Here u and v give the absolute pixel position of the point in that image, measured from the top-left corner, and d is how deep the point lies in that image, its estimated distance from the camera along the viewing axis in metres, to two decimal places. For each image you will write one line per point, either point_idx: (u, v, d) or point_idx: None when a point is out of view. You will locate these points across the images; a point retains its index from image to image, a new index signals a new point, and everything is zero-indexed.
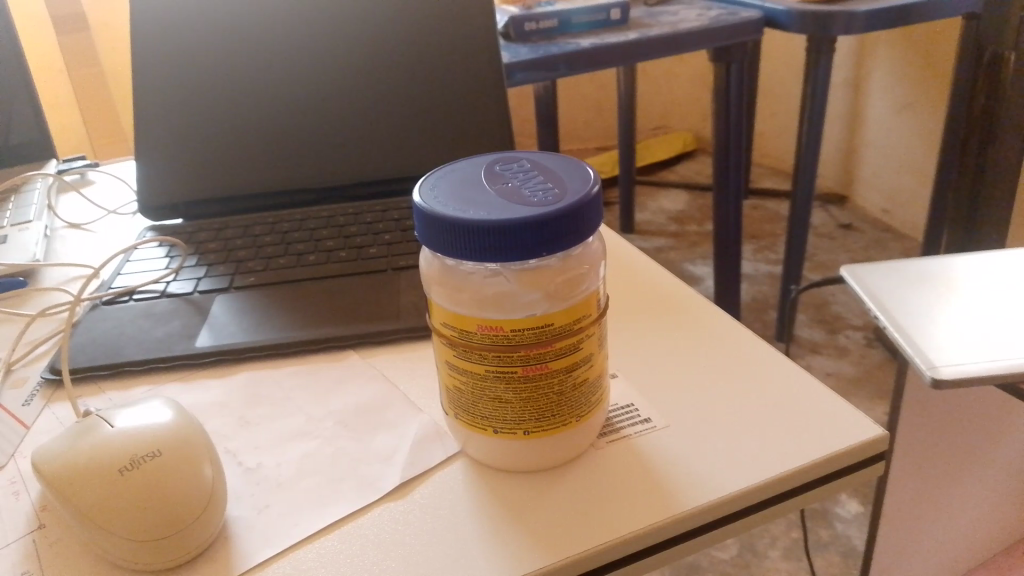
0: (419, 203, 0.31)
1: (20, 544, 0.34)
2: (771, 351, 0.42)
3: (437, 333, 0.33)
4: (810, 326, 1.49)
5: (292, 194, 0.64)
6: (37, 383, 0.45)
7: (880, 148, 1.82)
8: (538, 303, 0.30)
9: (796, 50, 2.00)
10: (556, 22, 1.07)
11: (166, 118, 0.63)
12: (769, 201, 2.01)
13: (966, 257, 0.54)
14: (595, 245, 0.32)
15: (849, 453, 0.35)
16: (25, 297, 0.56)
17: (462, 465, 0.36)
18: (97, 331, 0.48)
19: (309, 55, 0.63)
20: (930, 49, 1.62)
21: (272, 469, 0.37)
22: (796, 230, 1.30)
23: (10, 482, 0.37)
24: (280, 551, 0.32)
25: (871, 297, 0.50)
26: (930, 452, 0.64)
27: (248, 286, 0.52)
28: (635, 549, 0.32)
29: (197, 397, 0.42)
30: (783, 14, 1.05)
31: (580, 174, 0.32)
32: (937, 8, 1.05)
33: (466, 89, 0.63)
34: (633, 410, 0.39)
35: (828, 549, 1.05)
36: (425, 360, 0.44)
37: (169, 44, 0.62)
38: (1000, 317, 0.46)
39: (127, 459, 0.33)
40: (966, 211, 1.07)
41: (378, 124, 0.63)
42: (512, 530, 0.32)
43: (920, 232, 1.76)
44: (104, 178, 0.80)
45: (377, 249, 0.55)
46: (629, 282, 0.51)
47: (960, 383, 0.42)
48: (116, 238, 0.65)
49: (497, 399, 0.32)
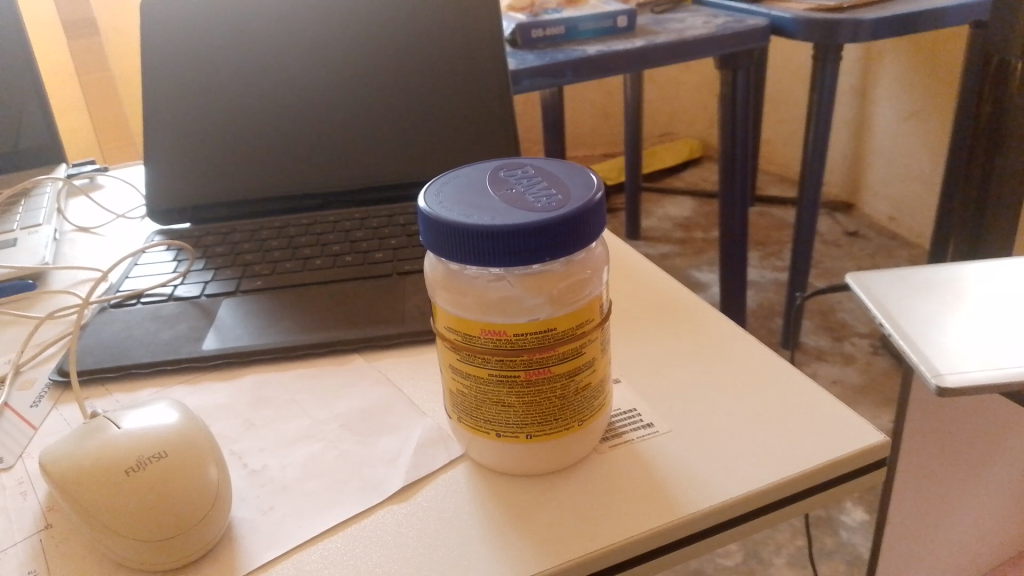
0: (422, 208, 0.31)
1: (28, 543, 0.34)
2: (775, 357, 0.42)
3: (440, 337, 0.33)
4: (815, 334, 1.49)
5: (299, 199, 0.64)
6: (45, 384, 0.45)
7: (887, 156, 1.82)
8: (540, 307, 0.30)
9: (803, 58, 2.00)
10: (563, 29, 1.08)
11: (176, 124, 0.63)
12: (775, 208, 2.01)
13: (970, 266, 0.54)
14: (599, 250, 0.32)
15: (850, 459, 0.35)
16: (34, 299, 0.57)
17: (465, 468, 0.36)
18: (104, 334, 0.48)
19: (317, 61, 0.63)
20: (937, 57, 1.62)
21: (277, 471, 0.37)
22: (802, 235, 1.29)
23: (18, 482, 0.38)
24: (285, 551, 0.33)
25: (875, 303, 0.50)
26: (935, 460, 0.63)
27: (254, 290, 0.53)
28: (637, 553, 0.32)
29: (203, 400, 0.43)
30: (790, 22, 1.06)
31: (583, 180, 0.32)
32: (943, 15, 1.04)
33: (472, 94, 0.63)
34: (636, 415, 0.39)
35: (833, 557, 1.04)
36: (430, 364, 0.45)
37: (180, 49, 0.63)
38: (1005, 326, 0.46)
39: (133, 460, 0.33)
40: (971, 219, 1.06)
41: (382, 130, 0.64)
42: (515, 534, 0.32)
43: (927, 240, 1.75)
44: (113, 182, 0.81)
45: (382, 253, 0.55)
46: (631, 288, 0.51)
47: (965, 391, 0.41)
48: (124, 241, 0.65)
49: (500, 402, 0.32)
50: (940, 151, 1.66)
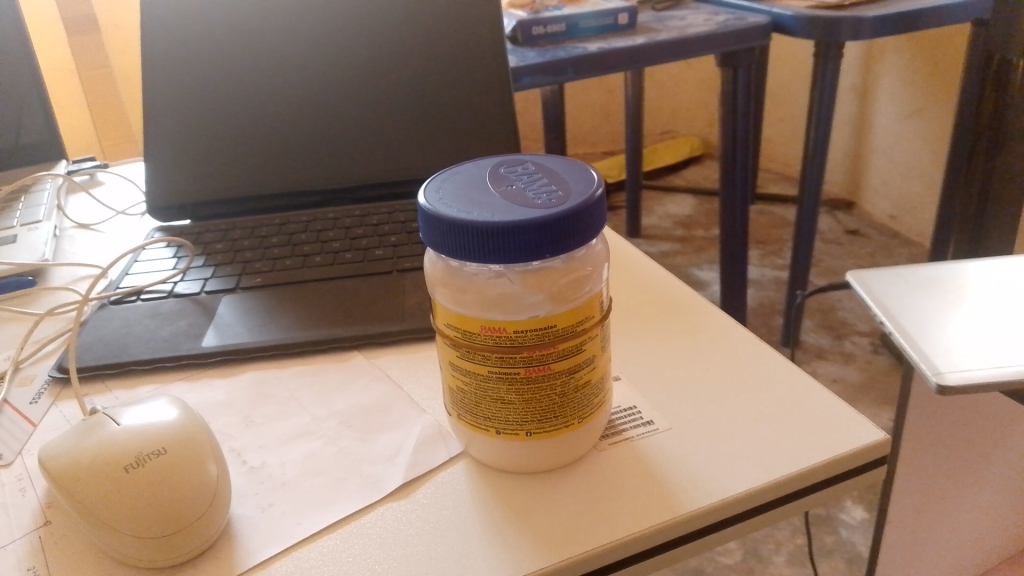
0: (423, 204, 0.31)
1: (26, 540, 0.34)
2: (775, 355, 0.42)
3: (440, 334, 0.33)
4: (816, 332, 1.49)
5: (298, 196, 0.64)
6: (45, 381, 0.45)
7: (888, 154, 1.81)
8: (540, 304, 0.30)
9: (804, 56, 1.99)
10: (564, 26, 1.08)
11: (177, 120, 0.63)
12: (776, 206, 2.01)
13: (971, 264, 0.54)
14: (599, 247, 0.32)
15: (850, 456, 0.35)
16: (33, 296, 0.57)
17: (464, 466, 0.36)
18: (104, 331, 0.48)
19: (318, 58, 0.63)
20: (938, 55, 1.61)
21: (276, 468, 0.37)
22: (804, 233, 1.29)
23: (17, 478, 0.38)
24: (284, 549, 0.33)
25: (876, 302, 0.50)
26: (937, 458, 0.63)
27: (254, 286, 0.53)
28: (636, 551, 0.32)
29: (202, 396, 0.43)
30: (791, 20, 1.06)
31: (584, 177, 0.32)
32: (944, 13, 1.04)
33: (472, 91, 0.63)
34: (636, 413, 0.39)
35: (832, 556, 1.04)
36: (429, 362, 0.44)
37: (182, 44, 0.63)
38: (1005, 325, 0.46)
39: (133, 457, 0.33)
40: (973, 217, 1.06)
41: (383, 128, 0.64)
42: (514, 531, 0.32)
43: (927, 239, 1.75)
44: (113, 179, 0.81)
45: (382, 250, 0.55)
46: (632, 285, 0.51)
47: (964, 390, 0.41)
48: (124, 238, 0.65)
49: (500, 399, 0.32)
50: (941, 149, 1.66)
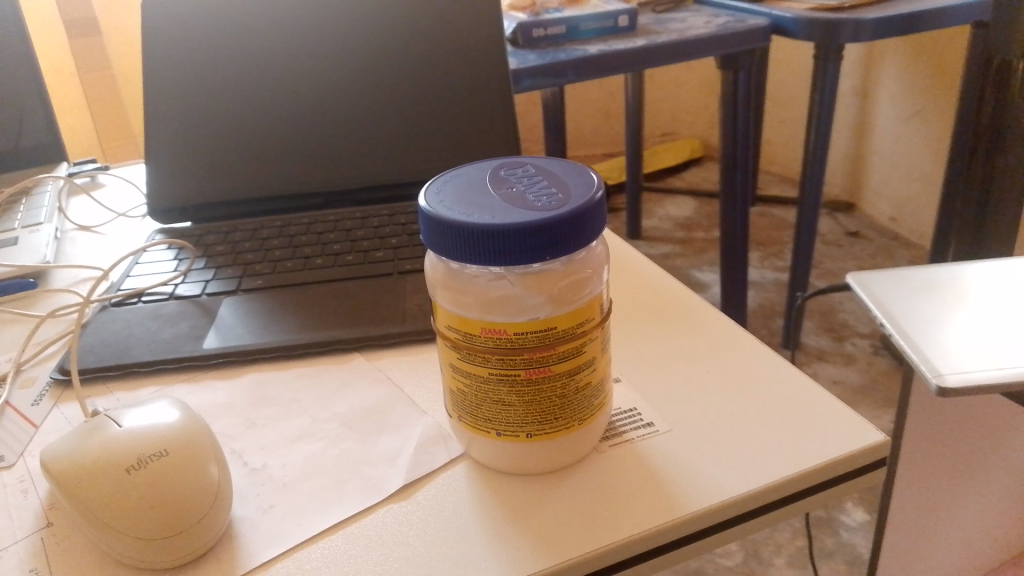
0: (423, 207, 0.31)
1: (28, 542, 0.34)
2: (775, 358, 0.42)
3: (440, 335, 0.33)
4: (816, 334, 1.49)
5: (299, 197, 0.64)
6: (46, 383, 0.45)
7: (888, 156, 1.82)
8: (540, 306, 0.30)
9: (804, 58, 2.00)
10: (564, 29, 1.08)
11: (177, 122, 0.64)
12: (776, 208, 2.01)
13: (970, 266, 0.54)
14: (600, 250, 0.33)
15: (849, 459, 0.35)
16: (36, 298, 0.57)
17: (464, 468, 0.36)
18: (106, 332, 0.48)
19: (318, 61, 0.63)
20: (938, 57, 1.62)
21: (277, 469, 0.37)
22: (805, 234, 1.29)
23: (19, 480, 0.38)
24: (285, 550, 0.33)
25: (876, 304, 0.50)
26: (938, 459, 0.63)
27: (256, 288, 0.53)
28: (634, 553, 0.32)
29: (203, 398, 0.43)
30: (791, 22, 1.06)
31: (584, 179, 0.32)
32: (944, 15, 1.04)
33: (473, 93, 0.63)
34: (636, 414, 0.39)
35: (833, 558, 1.04)
36: (430, 364, 0.45)
37: (184, 46, 0.63)
38: (1004, 327, 0.46)
39: (134, 458, 0.33)
40: (973, 219, 1.06)
41: (383, 131, 0.64)
42: (514, 533, 0.32)
43: (929, 241, 1.75)
44: (114, 180, 0.81)
45: (384, 252, 0.55)
46: (633, 288, 0.51)
47: (965, 391, 0.41)
48: (125, 239, 0.66)
49: (500, 401, 0.32)
50: (942, 151, 1.66)
